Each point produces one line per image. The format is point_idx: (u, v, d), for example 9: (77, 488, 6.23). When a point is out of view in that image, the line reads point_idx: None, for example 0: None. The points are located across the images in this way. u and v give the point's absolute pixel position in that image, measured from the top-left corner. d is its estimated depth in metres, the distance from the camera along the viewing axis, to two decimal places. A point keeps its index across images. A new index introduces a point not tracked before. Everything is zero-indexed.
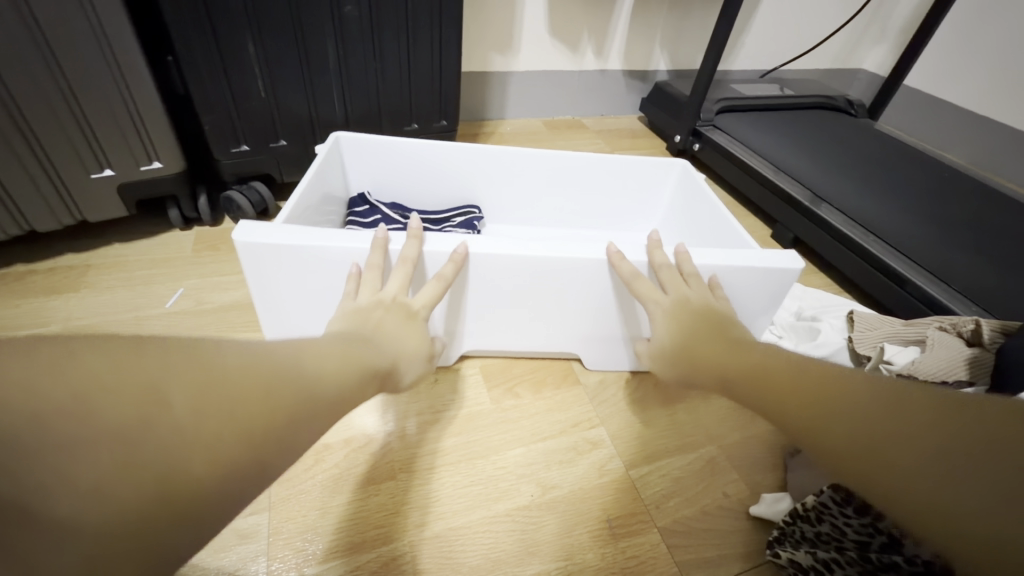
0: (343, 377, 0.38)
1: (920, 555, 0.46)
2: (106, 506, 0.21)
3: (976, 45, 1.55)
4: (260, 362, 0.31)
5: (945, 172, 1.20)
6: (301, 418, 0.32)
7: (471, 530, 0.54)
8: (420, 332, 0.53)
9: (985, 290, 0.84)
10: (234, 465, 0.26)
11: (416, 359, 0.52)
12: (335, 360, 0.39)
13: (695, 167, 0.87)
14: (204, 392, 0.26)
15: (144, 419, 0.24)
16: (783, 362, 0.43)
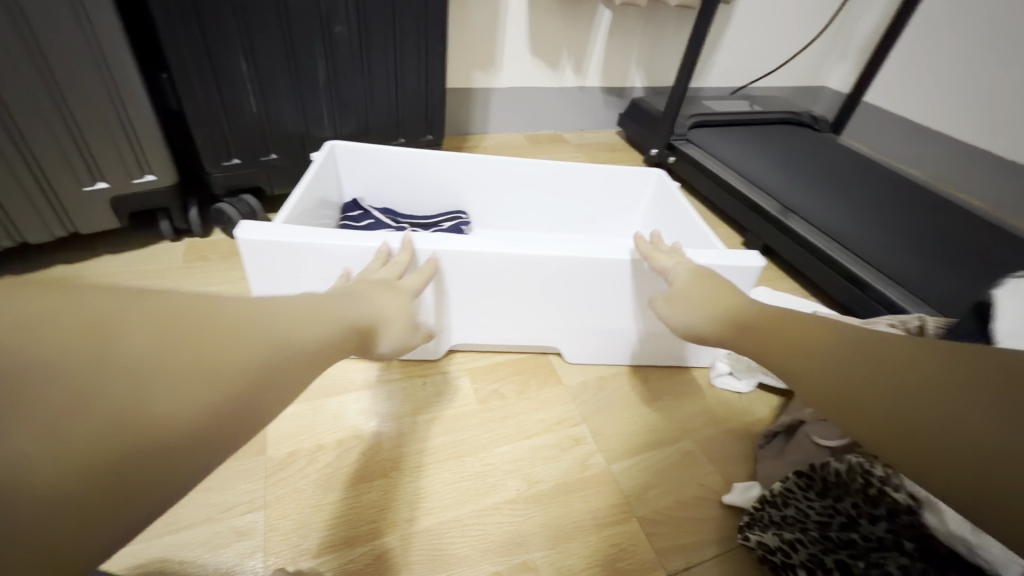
0: (315, 337, 0.38)
1: (875, 532, 0.49)
2: (64, 432, 0.22)
3: (928, 65, 1.66)
4: (226, 309, 0.32)
5: (901, 183, 1.28)
6: (272, 366, 0.32)
7: (461, 523, 0.56)
8: (397, 302, 0.54)
9: (936, 291, 0.90)
10: (199, 404, 0.27)
11: (392, 336, 0.53)
12: (307, 318, 0.39)
13: (670, 178, 0.92)
14: (162, 332, 0.27)
15: (99, 352, 0.24)
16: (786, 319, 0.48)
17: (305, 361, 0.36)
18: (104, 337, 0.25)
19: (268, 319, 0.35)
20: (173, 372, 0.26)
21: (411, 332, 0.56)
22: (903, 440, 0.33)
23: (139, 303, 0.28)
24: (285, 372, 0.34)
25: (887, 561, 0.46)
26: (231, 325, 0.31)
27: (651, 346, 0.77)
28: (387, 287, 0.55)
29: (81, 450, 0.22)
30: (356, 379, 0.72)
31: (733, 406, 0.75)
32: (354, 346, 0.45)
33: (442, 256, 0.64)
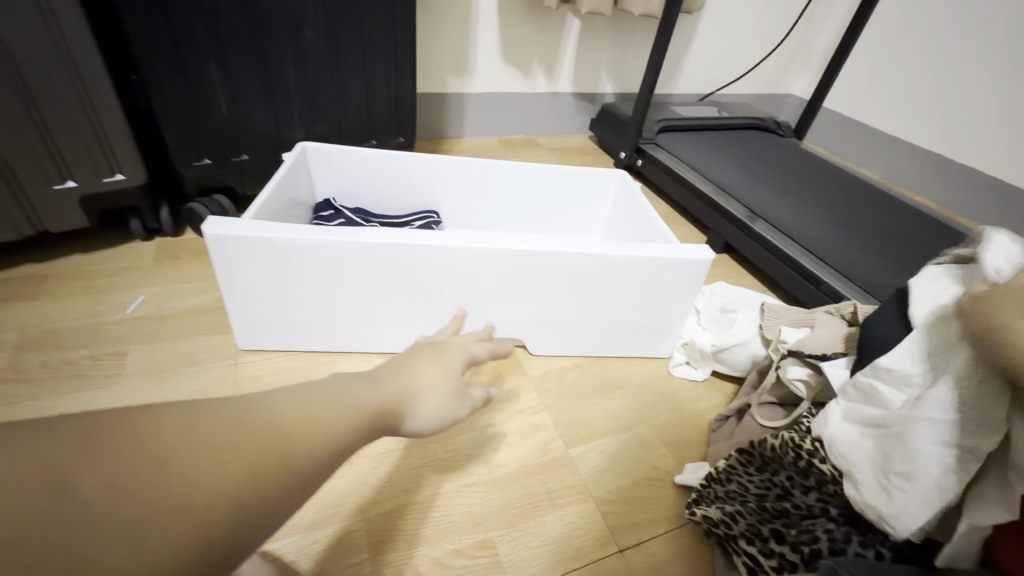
0: (330, 432, 0.33)
1: (806, 502, 0.53)
2: None
3: (885, 73, 1.74)
4: (219, 424, 0.28)
5: (857, 185, 1.34)
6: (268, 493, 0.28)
7: (422, 505, 0.59)
8: (442, 373, 0.49)
9: (882, 284, 0.95)
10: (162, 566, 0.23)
11: (426, 408, 0.45)
12: (320, 405, 0.34)
13: (632, 178, 0.96)
14: (128, 471, 0.24)
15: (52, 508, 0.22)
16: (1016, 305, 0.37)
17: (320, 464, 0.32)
18: (60, 479, 0.22)
19: (270, 418, 0.31)
20: (130, 523, 0.23)
21: (457, 404, 0.49)
22: None
23: (111, 433, 0.25)
24: (291, 484, 0.30)
25: (815, 526, 0.50)
26: (220, 435, 0.28)
27: (611, 337, 0.80)
28: (436, 353, 0.51)
29: None
30: (324, 372, 0.74)
31: (690, 394, 0.79)
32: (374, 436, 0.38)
33: (405, 250, 0.66)
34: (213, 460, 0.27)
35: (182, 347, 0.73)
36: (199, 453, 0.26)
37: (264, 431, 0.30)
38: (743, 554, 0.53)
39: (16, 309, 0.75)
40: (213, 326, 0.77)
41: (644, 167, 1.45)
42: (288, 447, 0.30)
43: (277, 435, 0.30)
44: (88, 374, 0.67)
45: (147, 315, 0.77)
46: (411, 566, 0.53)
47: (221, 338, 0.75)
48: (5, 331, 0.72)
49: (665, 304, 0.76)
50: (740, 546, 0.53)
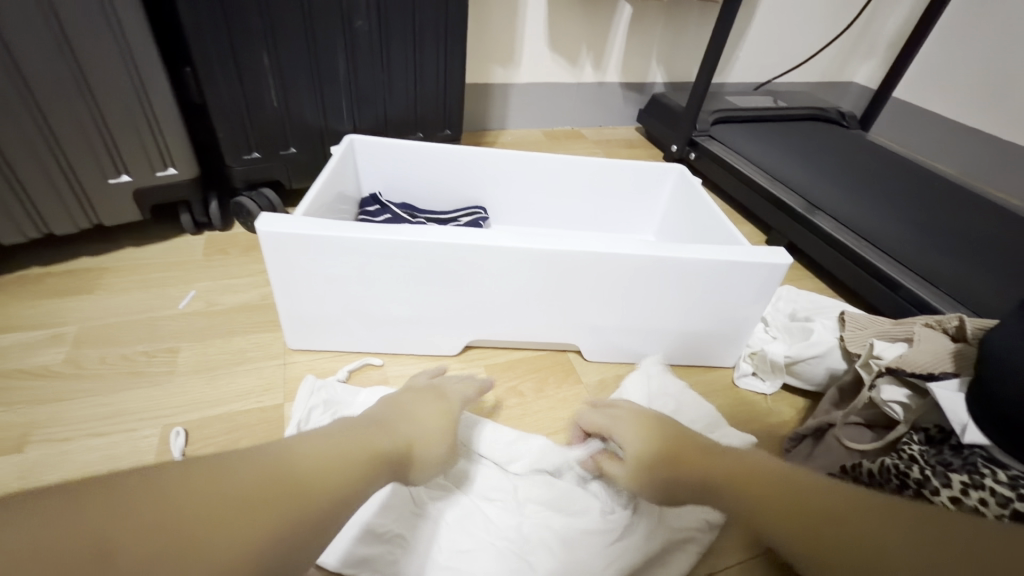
0: (308, 486, 0.33)
1: None
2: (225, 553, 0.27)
3: (960, 60, 1.60)
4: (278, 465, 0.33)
5: (933, 181, 1.23)
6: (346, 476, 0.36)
7: (472, 522, 0.55)
8: (438, 443, 0.49)
9: (972, 291, 0.86)
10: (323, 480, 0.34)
11: (432, 461, 0.48)
12: (328, 446, 0.37)
13: (693, 174, 0.90)
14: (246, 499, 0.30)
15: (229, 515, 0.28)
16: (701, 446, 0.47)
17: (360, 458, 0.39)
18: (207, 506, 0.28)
19: (294, 467, 0.33)
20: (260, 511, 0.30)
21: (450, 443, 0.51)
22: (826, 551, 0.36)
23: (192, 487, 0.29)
24: (273, 547, 0.29)
25: None
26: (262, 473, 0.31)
27: (672, 345, 0.76)
28: (432, 398, 0.54)
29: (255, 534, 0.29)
30: (373, 374, 0.72)
31: (758, 409, 0.73)
32: (433, 437, 0.48)
33: (460, 250, 0.62)
34: (237, 505, 0.29)
35: (233, 344, 0.72)
36: (209, 505, 0.28)
37: (221, 486, 0.29)
38: None
39: (72, 302, 0.76)
40: (262, 324, 0.76)
41: (697, 160, 1.38)
42: (303, 477, 0.33)
43: (284, 467, 0.33)
44: (144, 371, 0.67)
45: (198, 311, 0.77)
46: None
47: (269, 338, 0.74)
48: (63, 325, 0.72)
49: (730, 313, 0.70)
50: None
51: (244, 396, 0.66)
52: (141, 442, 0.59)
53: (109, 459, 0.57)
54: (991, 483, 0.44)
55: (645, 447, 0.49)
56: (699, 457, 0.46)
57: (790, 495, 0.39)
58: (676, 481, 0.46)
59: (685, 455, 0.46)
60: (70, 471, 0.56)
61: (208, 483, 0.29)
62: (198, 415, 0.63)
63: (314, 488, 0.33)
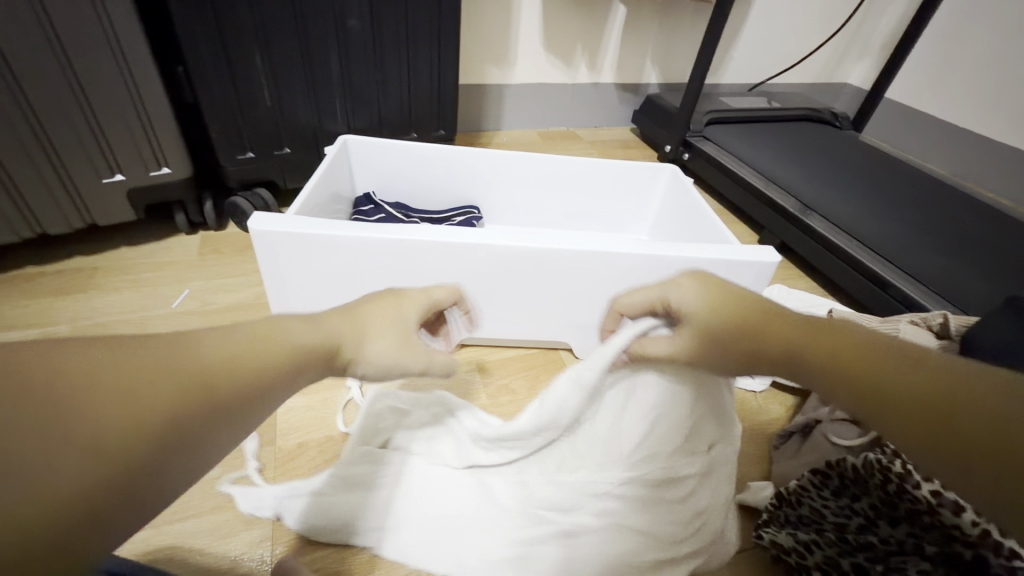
0: (211, 378, 0.31)
1: (894, 535, 0.48)
2: (96, 437, 0.25)
3: (952, 61, 1.61)
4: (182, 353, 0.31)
5: (925, 181, 1.24)
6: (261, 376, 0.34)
7: (432, 489, 0.56)
8: (387, 340, 0.42)
9: (961, 290, 0.87)
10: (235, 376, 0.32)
11: (380, 362, 0.42)
12: (241, 339, 0.34)
13: (685, 174, 0.91)
14: (134, 386, 0.27)
15: (107, 396, 0.26)
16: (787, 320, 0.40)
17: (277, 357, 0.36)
18: (93, 388, 0.26)
19: (199, 357, 0.31)
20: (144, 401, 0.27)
21: (411, 350, 0.43)
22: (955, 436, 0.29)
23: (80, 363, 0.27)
24: (158, 443, 0.27)
25: (907, 565, 0.45)
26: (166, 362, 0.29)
27: None
28: (393, 298, 0.45)
29: (136, 431, 0.26)
30: None
31: (748, 407, 0.74)
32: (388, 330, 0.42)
33: (450, 249, 0.63)
34: (97, 404, 0.26)
35: None
36: (68, 399, 0.25)
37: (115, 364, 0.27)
38: None
39: (65, 301, 0.76)
40: (256, 323, 0.76)
41: (691, 160, 1.38)
42: (193, 383, 0.30)
43: (179, 372, 0.29)
44: None
45: (191, 310, 0.77)
46: None
47: None
48: (55, 324, 0.72)
49: None
50: None
51: None
52: None
53: None
54: None
55: (714, 317, 0.43)
56: (791, 334, 0.39)
57: (936, 395, 0.31)
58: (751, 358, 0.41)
59: (781, 335, 0.39)
60: None
61: (91, 356, 0.27)
62: None
63: (220, 380, 0.31)
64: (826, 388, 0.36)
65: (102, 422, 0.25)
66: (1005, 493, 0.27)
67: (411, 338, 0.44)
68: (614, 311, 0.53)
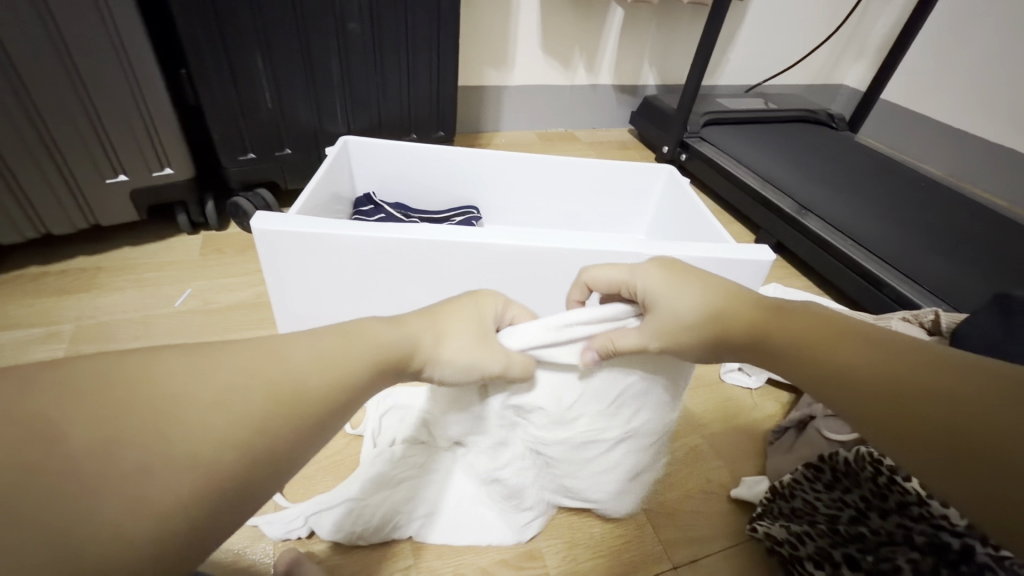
0: (288, 396, 0.31)
1: (884, 526, 0.49)
2: (184, 464, 0.26)
3: (947, 61, 1.63)
4: (260, 371, 0.31)
5: (919, 181, 1.25)
6: (336, 389, 0.34)
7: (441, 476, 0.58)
8: (462, 339, 0.41)
9: (953, 288, 0.88)
10: (310, 386, 0.33)
11: (451, 370, 0.41)
12: (322, 349, 0.35)
13: (681, 174, 0.92)
14: (221, 406, 0.28)
15: (184, 427, 0.27)
16: (786, 316, 0.40)
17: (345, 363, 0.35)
18: (178, 417, 0.27)
19: (285, 369, 0.32)
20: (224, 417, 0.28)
21: (488, 353, 0.42)
22: (949, 439, 0.30)
23: (162, 387, 0.27)
24: (244, 463, 0.28)
25: (896, 555, 0.46)
26: (245, 381, 0.30)
27: None
28: (458, 309, 0.43)
29: (221, 452, 0.27)
30: None
31: (743, 403, 0.75)
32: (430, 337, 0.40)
33: (450, 247, 0.64)
34: (205, 414, 0.27)
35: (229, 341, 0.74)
36: (179, 415, 0.27)
37: (200, 387, 0.28)
38: None
39: (69, 301, 0.77)
40: (258, 321, 0.77)
41: (688, 161, 1.40)
42: (285, 394, 0.31)
43: (272, 382, 0.31)
44: None
45: (194, 309, 0.78)
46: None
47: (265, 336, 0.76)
48: (60, 322, 0.73)
49: None
50: (806, 569, 0.51)
51: None
52: None
53: None
54: None
55: (704, 313, 0.42)
56: (790, 329, 0.39)
57: (932, 397, 0.31)
58: (722, 344, 0.42)
59: (747, 322, 0.41)
60: None
61: (173, 380, 0.28)
62: None
63: (297, 396, 0.32)
64: (805, 384, 0.38)
65: (191, 446, 0.26)
66: (972, 486, 0.28)
67: (484, 338, 0.43)
68: (580, 285, 0.50)
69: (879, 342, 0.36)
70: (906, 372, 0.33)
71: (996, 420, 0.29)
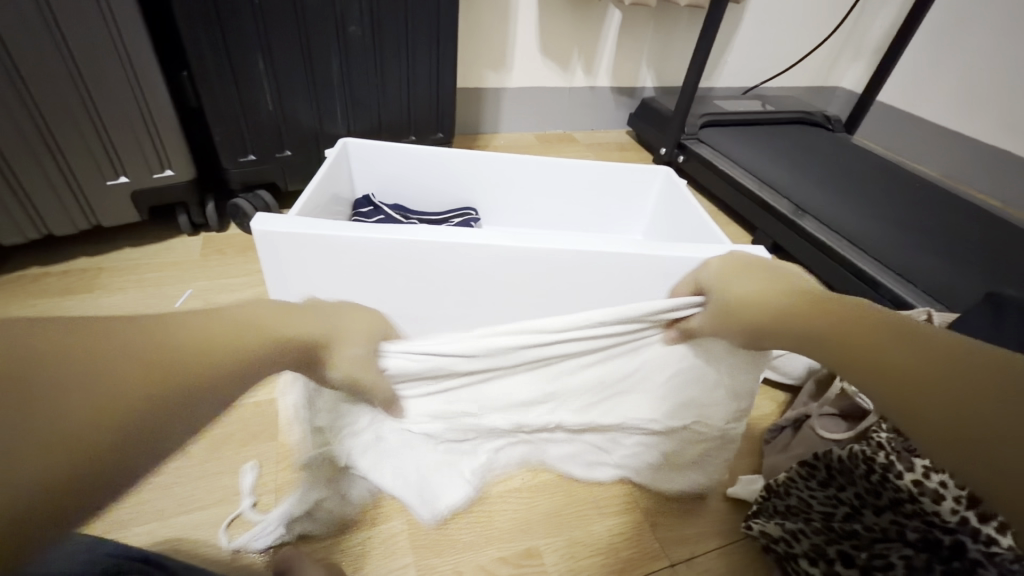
0: (190, 358, 0.27)
1: (877, 523, 0.50)
2: (47, 432, 0.22)
3: (943, 63, 1.64)
4: (152, 331, 0.27)
5: (915, 182, 1.26)
6: (247, 356, 0.30)
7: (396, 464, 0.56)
8: (359, 348, 0.43)
9: (948, 289, 0.89)
10: (216, 351, 0.28)
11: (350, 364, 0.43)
12: (222, 317, 0.31)
13: (678, 175, 0.92)
14: (99, 366, 0.24)
15: (48, 391, 0.22)
16: (831, 315, 0.43)
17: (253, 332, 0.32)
18: (41, 381, 0.23)
19: (180, 331, 0.28)
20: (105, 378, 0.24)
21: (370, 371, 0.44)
22: (972, 428, 0.32)
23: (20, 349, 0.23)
24: (133, 429, 0.24)
25: (890, 551, 0.47)
26: (134, 342, 0.26)
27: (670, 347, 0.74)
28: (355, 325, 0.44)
29: (102, 415, 0.23)
30: None
31: None
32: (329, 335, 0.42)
33: (449, 248, 0.64)
34: (89, 379, 0.23)
35: None
36: (41, 379, 0.23)
37: (74, 348, 0.24)
38: (805, 574, 0.52)
39: (71, 301, 0.78)
40: None
41: (686, 162, 1.41)
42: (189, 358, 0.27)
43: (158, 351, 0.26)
44: None
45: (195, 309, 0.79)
46: (456, 572, 0.54)
47: None
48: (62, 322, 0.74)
49: None
50: (801, 565, 0.52)
51: None
52: None
53: None
54: None
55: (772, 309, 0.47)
56: (836, 327, 0.42)
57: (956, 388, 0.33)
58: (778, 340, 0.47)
59: (802, 323, 0.44)
60: None
61: (35, 341, 0.23)
62: None
63: (200, 359, 0.27)
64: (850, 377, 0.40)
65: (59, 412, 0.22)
66: (1003, 469, 0.30)
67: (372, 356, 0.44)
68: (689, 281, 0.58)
69: (906, 338, 0.37)
70: (931, 367, 0.35)
71: (997, 403, 0.31)
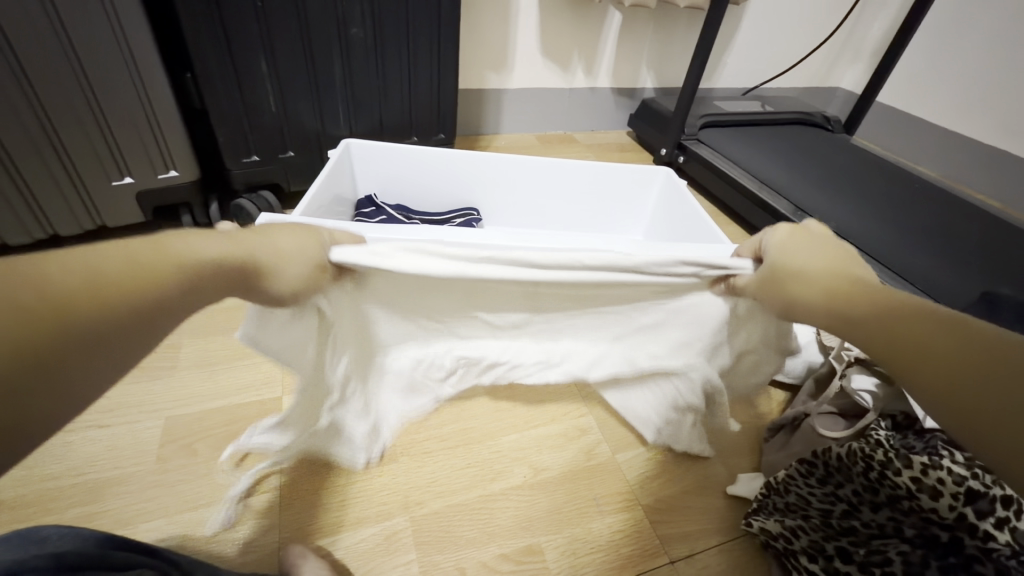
0: (81, 315, 0.26)
1: (876, 519, 0.51)
2: None
3: (943, 64, 1.64)
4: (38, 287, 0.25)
5: (914, 183, 1.26)
6: (154, 306, 0.30)
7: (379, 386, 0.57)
8: (304, 265, 0.39)
9: (947, 289, 0.90)
10: (116, 310, 0.28)
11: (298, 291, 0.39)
12: (122, 259, 0.29)
13: (678, 176, 0.93)
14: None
15: None
16: (854, 285, 0.42)
17: (164, 273, 0.31)
18: None
19: (65, 282, 0.26)
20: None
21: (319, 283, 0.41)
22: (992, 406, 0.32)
23: None
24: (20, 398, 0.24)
25: (888, 547, 0.48)
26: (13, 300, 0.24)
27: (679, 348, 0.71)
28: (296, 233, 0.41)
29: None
30: None
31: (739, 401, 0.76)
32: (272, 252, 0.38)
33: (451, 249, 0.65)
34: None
35: (233, 340, 0.76)
36: None
37: None
38: (805, 569, 0.52)
39: None
40: None
41: (686, 163, 1.41)
42: (96, 283, 0.27)
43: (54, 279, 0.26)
44: (148, 367, 0.70)
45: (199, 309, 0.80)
46: (459, 569, 0.54)
47: None
48: None
49: None
50: (800, 562, 0.53)
51: (238, 392, 0.69)
52: (143, 434, 0.63)
53: (118, 449, 0.61)
54: (948, 464, 0.46)
55: (811, 277, 0.44)
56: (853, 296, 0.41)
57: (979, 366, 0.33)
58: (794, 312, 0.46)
59: (824, 295, 0.43)
60: (76, 460, 0.59)
61: None
62: (201, 409, 0.66)
63: (92, 315, 0.27)
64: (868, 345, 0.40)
65: None
66: (1006, 442, 0.31)
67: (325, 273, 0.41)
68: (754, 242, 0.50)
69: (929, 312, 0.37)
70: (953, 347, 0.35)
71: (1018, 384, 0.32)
